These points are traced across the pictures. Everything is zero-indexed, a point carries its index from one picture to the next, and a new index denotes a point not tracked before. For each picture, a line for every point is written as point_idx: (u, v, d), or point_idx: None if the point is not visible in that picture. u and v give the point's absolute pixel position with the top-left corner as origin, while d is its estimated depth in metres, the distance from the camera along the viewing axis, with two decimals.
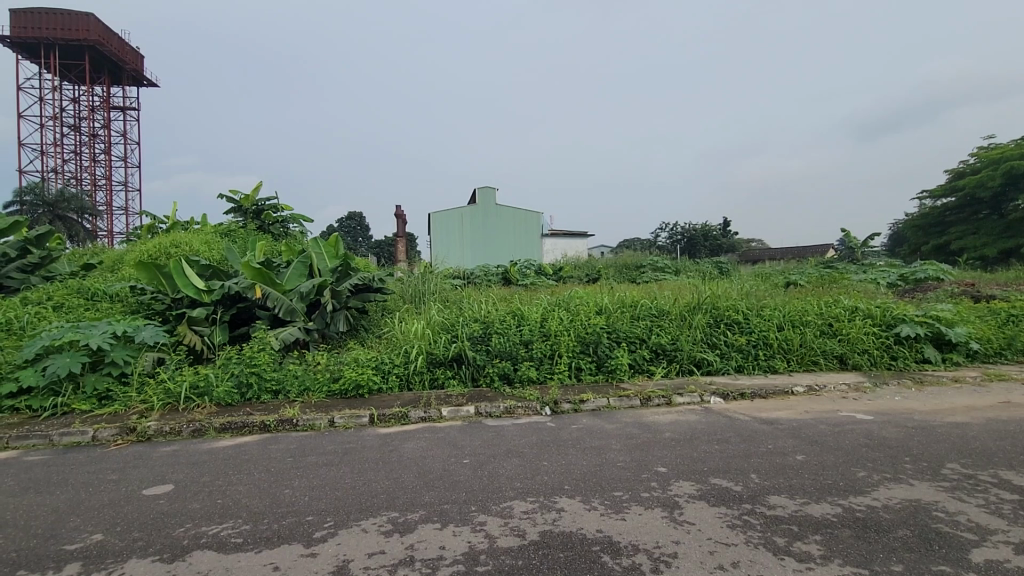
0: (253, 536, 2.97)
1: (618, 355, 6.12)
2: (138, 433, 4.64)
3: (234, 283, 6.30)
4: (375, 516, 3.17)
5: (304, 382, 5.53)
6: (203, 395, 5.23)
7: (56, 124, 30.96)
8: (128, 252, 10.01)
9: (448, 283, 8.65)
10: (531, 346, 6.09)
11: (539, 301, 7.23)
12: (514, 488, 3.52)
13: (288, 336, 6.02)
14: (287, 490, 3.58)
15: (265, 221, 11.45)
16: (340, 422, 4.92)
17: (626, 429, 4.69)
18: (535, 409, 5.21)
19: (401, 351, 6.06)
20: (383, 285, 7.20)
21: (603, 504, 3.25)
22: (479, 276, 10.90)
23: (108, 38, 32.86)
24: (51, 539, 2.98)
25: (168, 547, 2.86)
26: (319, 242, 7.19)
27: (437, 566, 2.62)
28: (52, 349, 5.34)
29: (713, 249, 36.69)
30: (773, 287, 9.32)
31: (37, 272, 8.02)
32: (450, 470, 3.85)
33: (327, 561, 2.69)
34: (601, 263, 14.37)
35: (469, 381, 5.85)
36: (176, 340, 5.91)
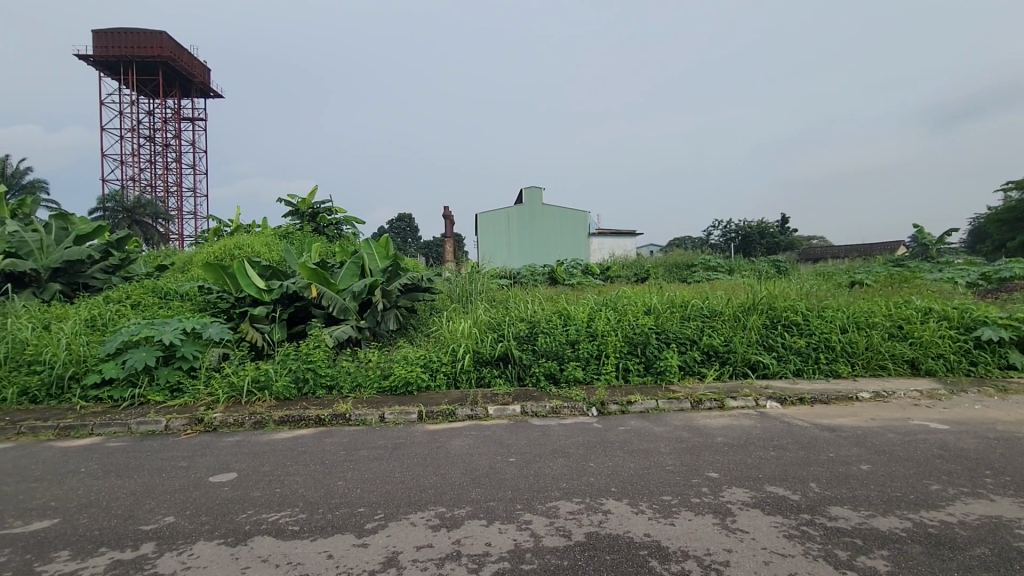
0: (309, 525, 3.10)
1: (668, 356, 5.98)
2: (205, 424, 4.94)
3: (292, 283, 6.57)
4: (424, 510, 3.25)
5: (357, 378, 5.71)
6: (264, 389, 5.50)
7: (134, 135, 33.45)
8: (197, 253, 10.69)
9: (495, 283, 8.71)
10: (578, 346, 6.04)
11: (587, 301, 7.14)
12: (561, 488, 3.51)
13: (341, 333, 6.25)
14: (341, 482, 3.72)
15: (320, 224, 11.93)
16: (390, 418, 5.06)
17: (676, 432, 4.58)
18: (582, 409, 5.18)
19: (448, 350, 6.15)
20: (432, 285, 7.34)
21: (652, 508, 3.19)
22: (526, 275, 10.93)
23: (179, 54, 35.06)
24: (130, 519, 3.22)
25: (232, 531, 3.03)
26: (371, 243, 7.41)
27: (483, 562, 2.65)
28: (131, 343, 5.77)
29: (771, 246, 35.14)
30: (837, 287, 8.82)
31: (118, 272, 8.69)
32: (496, 468, 3.89)
33: (377, 552, 2.77)
34: (651, 262, 14.10)
35: (516, 380, 5.88)
36: (240, 337, 6.25)
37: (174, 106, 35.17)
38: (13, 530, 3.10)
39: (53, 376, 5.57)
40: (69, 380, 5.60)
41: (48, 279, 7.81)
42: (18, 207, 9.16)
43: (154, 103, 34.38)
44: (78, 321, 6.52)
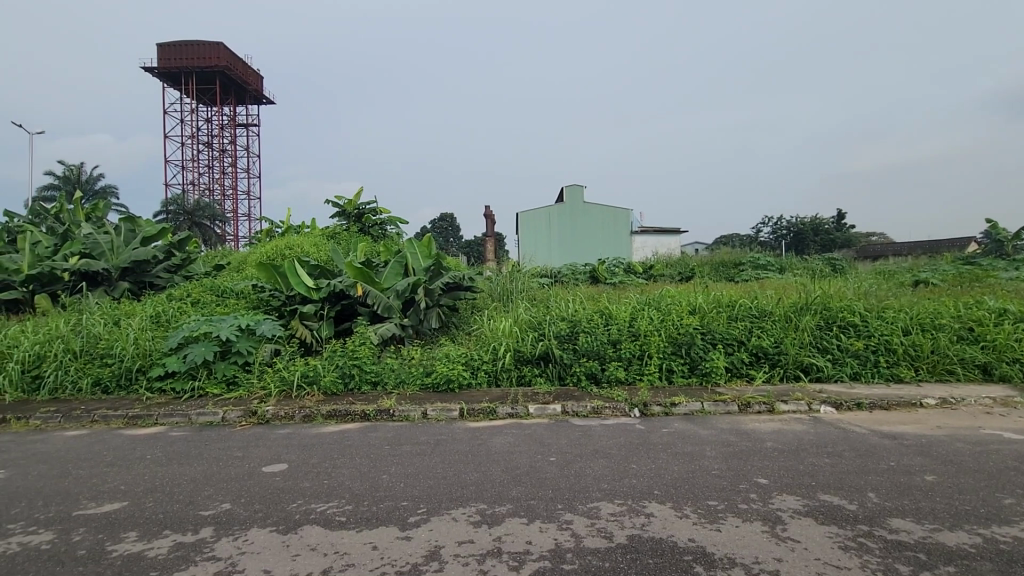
0: (355, 516, 3.20)
1: (714, 357, 5.82)
2: (259, 416, 5.18)
3: (339, 281, 6.78)
4: (465, 506, 3.29)
5: (400, 375, 5.85)
6: (313, 383, 5.71)
7: (193, 142, 35.40)
8: (251, 254, 11.21)
9: (535, 281, 8.71)
10: (620, 346, 5.96)
11: (629, 300, 7.02)
12: (602, 489, 3.48)
13: (385, 331, 6.40)
14: (385, 476, 3.82)
15: (365, 224, 12.26)
16: (432, 414, 5.15)
17: (722, 435, 4.45)
18: (623, 410, 5.11)
19: (489, 348, 6.19)
20: (474, 284, 7.42)
21: (697, 512, 3.11)
22: (567, 274, 10.87)
23: (233, 63, 36.75)
24: (191, 504, 3.42)
25: (284, 520, 3.16)
26: (414, 242, 7.54)
27: (524, 560, 2.66)
28: (191, 339, 6.11)
29: (824, 244, 33.56)
30: (898, 286, 8.34)
31: (179, 272, 9.20)
32: (537, 467, 3.89)
33: (420, 545, 2.83)
34: (696, 260, 13.76)
35: (556, 380, 5.87)
36: (290, 334, 6.50)
37: (229, 113, 36.90)
38: (88, 511, 3.35)
39: (122, 368, 5.97)
40: (136, 372, 5.99)
41: (118, 278, 8.38)
42: (92, 211, 9.87)
43: (211, 110, 36.19)
44: (144, 317, 6.97)
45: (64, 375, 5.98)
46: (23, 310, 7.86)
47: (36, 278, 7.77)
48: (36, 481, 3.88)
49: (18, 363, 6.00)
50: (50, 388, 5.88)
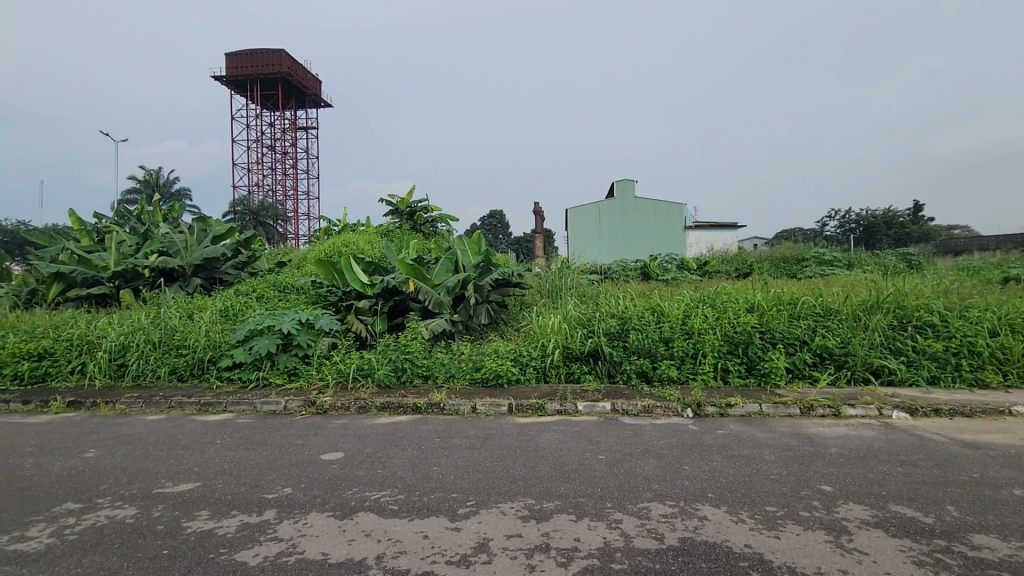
0: (407, 505, 3.29)
1: (773, 357, 5.57)
2: (318, 406, 5.43)
3: (392, 278, 6.98)
4: (513, 501, 3.32)
5: (451, 369, 5.97)
6: (368, 376, 5.92)
7: (257, 146, 37.42)
8: (311, 251, 11.72)
9: (585, 277, 8.62)
10: (672, 344, 5.81)
11: (682, 298, 6.82)
12: (653, 489, 3.41)
13: (436, 327, 6.55)
14: (436, 467, 3.91)
15: (417, 222, 12.55)
16: (481, 409, 5.22)
17: (782, 439, 4.25)
18: (676, 410, 4.99)
19: (538, 345, 6.21)
20: (523, 280, 7.44)
21: (754, 518, 3.00)
22: (617, 270, 10.70)
23: (294, 69, 38.43)
24: (256, 487, 3.63)
25: (340, 506, 3.30)
26: (464, 239, 7.63)
27: (572, 557, 2.65)
28: (256, 332, 6.47)
29: (898, 238, 31.34)
30: (985, 283, 7.67)
31: (246, 268, 9.76)
32: (585, 464, 3.87)
33: (469, 537, 2.87)
34: (755, 256, 13.21)
35: (606, 377, 5.80)
36: (347, 328, 6.75)
37: (289, 116, 38.66)
38: (166, 489, 3.63)
39: (196, 358, 6.41)
40: (208, 362, 6.41)
41: (191, 274, 8.99)
42: (168, 212, 10.60)
43: (273, 114, 38.03)
44: (215, 311, 7.44)
45: (145, 364, 6.49)
46: (110, 304, 8.58)
47: (120, 274, 8.45)
48: (122, 460, 4.23)
49: (106, 351, 6.56)
50: (133, 374, 6.41)
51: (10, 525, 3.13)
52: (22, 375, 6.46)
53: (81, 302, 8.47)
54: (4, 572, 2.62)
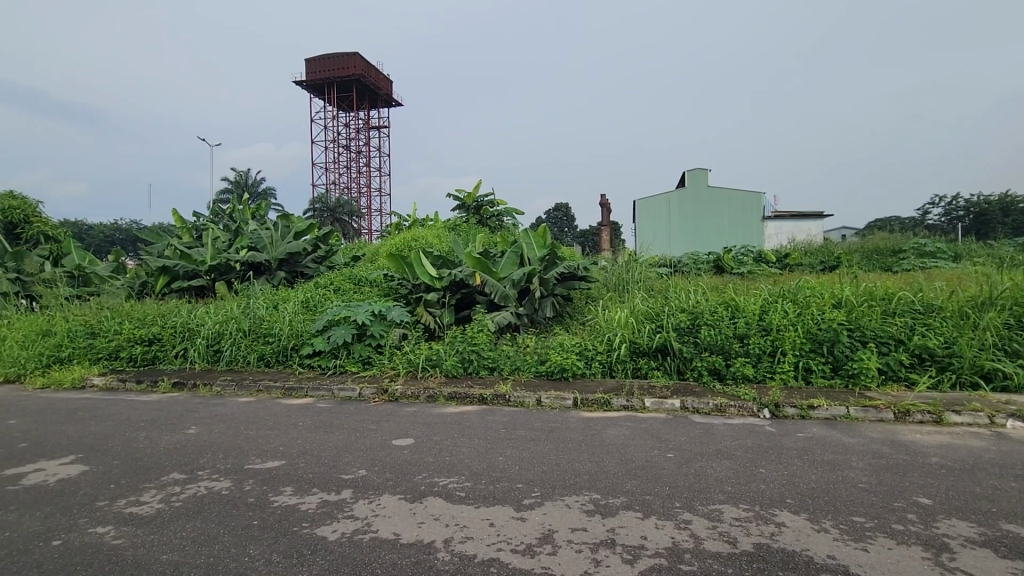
0: (474, 493, 3.38)
1: (863, 357, 5.16)
2: (390, 394, 5.69)
3: (459, 271, 7.14)
4: (579, 494, 3.31)
5: (516, 362, 6.03)
6: (436, 366, 6.12)
7: (333, 146, 39.49)
8: (383, 245, 12.24)
9: (653, 271, 8.39)
10: (748, 341, 5.53)
11: (759, 292, 6.47)
12: (725, 491, 3.28)
13: (502, 320, 6.63)
14: (501, 457, 3.97)
15: (484, 216, 12.76)
16: (546, 401, 5.24)
17: (872, 445, 3.94)
18: (751, 410, 4.76)
19: (604, 338, 6.12)
20: (589, 274, 7.37)
21: (839, 527, 2.81)
22: (687, 263, 10.33)
23: (367, 71, 40.05)
24: (334, 468, 3.86)
25: (411, 489, 3.45)
26: (530, 233, 7.62)
27: (639, 555, 2.61)
28: (334, 322, 6.86)
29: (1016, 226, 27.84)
30: None
31: (324, 262, 10.38)
32: (653, 462, 3.78)
33: (534, 528, 2.90)
34: (844, 248, 12.26)
35: (675, 374, 5.64)
36: (416, 319, 6.98)
37: (362, 116, 40.38)
38: (255, 465, 3.95)
39: (280, 346, 6.90)
40: (291, 350, 6.89)
41: (276, 268, 9.68)
42: (256, 210, 11.44)
43: (347, 116, 39.97)
44: (297, 302, 7.96)
45: (237, 350, 7.09)
46: (207, 295, 9.43)
47: (216, 267, 9.24)
48: (218, 437, 4.66)
49: (204, 338, 7.23)
50: (227, 360, 7.02)
51: (128, 490, 3.54)
52: (136, 357, 7.27)
53: (183, 293, 9.37)
54: (124, 531, 2.98)
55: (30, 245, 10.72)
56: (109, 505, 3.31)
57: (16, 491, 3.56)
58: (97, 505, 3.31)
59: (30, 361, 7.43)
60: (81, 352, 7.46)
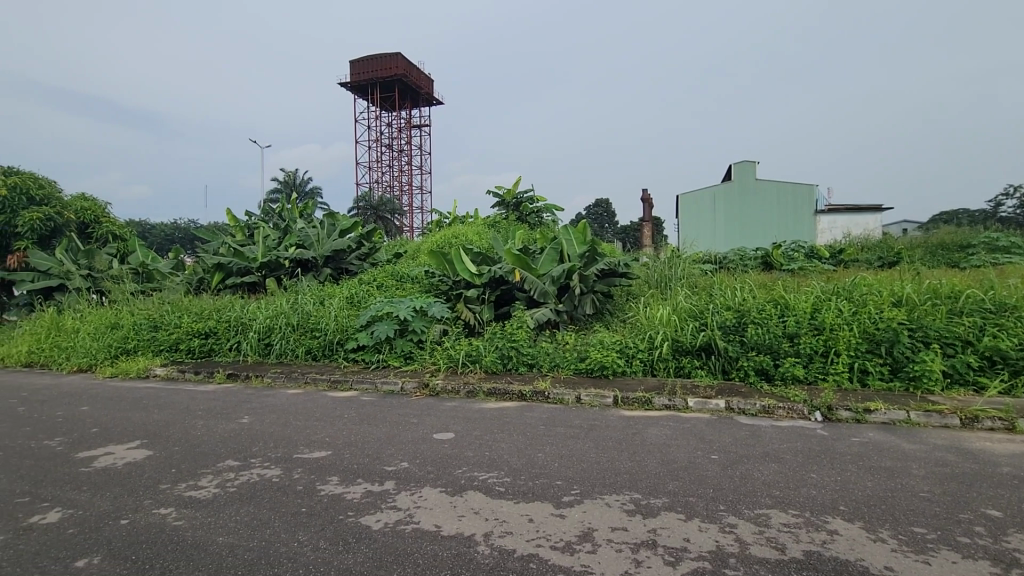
0: (513, 488, 3.40)
1: (926, 358, 4.87)
2: (431, 388, 5.80)
3: (499, 267, 7.17)
4: (619, 494, 3.28)
5: (555, 359, 6.03)
6: (476, 362, 6.19)
7: (376, 145, 40.43)
8: (424, 242, 12.44)
9: (697, 267, 8.17)
10: (798, 340, 5.32)
11: (811, 289, 6.19)
12: (773, 496, 3.17)
13: (541, 316, 6.63)
14: (540, 454, 3.98)
15: (523, 213, 12.78)
16: (586, 399, 5.21)
17: (936, 453, 3.71)
18: (801, 412, 4.58)
19: (645, 336, 6.02)
20: (630, 271, 7.27)
21: (897, 538, 2.66)
22: (733, 259, 10.00)
23: (409, 70, 40.71)
24: (377, 460, 3.97)
25: (451, 483, 3.50)
26: (570, 229, 7.56)
27: (681, 557, 2.56)
28: (377, 317, 7.04)
29: None
30: None
31: (367, 260, 10.67)
32: (696, 463, 3.70)
33: (574, 525, 2.89)
34: (905, 243, 11.57)
35: (720, 373, 5.48)
36: (456, 316, 7.08)
37: (403, 115, 41.07)
38: (303, 455, 4.11)
39: (327, 340, 7.15)
40: (336, 344, 7.13)
41: (322, 264, 10.02)
42: (304, 209, 11.85)
43: (389, 116, 40.80)
44: (342, 298, 8.21)
45: (286, 344, 7.39)
46: (258, 291, 9.86)
47: (266, 265, 9.64)
48: (268, 427, 4.88)
49: (256, 331, 7.57)
50: (277, 353, 7.34)
51: (188, 474, 3.76)
52: (194, 349, 7.70)
53: (236, 289, 9.83)
54: (184, 513, 3.16)
55: (101, 243, 11.51)
56: (171, 488, 3.53)
57: (89, 473, 3.84)
58: (161, 488, 3.53)
59: (100, 351, 8.00)
60: (145, 344, 7.96)
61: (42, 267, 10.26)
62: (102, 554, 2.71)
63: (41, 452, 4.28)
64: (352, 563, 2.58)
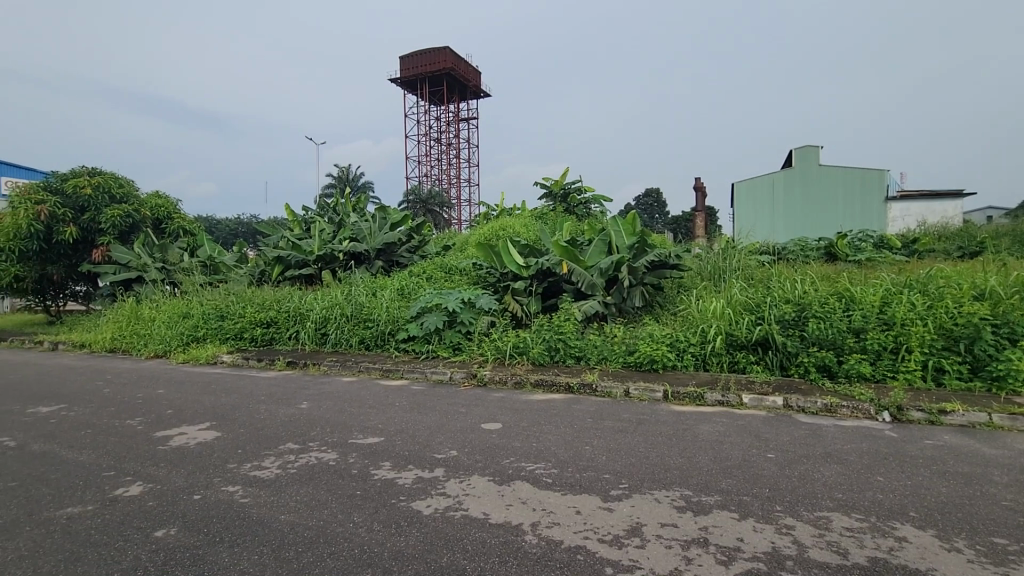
0: (560, 480, 3.41)
1: (1012, 357, 4.48)
2: (479, 378, 5.89)
3: (546, 260, 7.15)
4: (669, 489, 3.22)
5: (603, 352, 5.96)
6: (523, 354, 6.22)
7: (425, 140, 41.13)
8: (472, 235, 12.57)
9: (754, 259, 7.85)
10: (865, 336, 5.02)
11: (880, 281, 5.82)
12: (835, 498, 3.03)
13: (589, 308, 6.57)
14: (588, 447, 3.96)
15: (571, 204, 12.68)
16: (635, 393, 5.14)
17: (1022, 459, 3.41)
18: (867, 412, 4.33)
19: (697, 330, 5.85)
20: (681, 262, 7.07)
21: (974, 548, 2.48)
22: (793, 250, 9.53)
23: (457, 64, 41.04)
24: (427, 447, 4.08)
25: (499, 472, 3.55)
26: (618, 220, 7.42)
27: (734, 557, 2.49)
28: (427, 309, 7.21)
29: None
30: None
31: (417, 252, 10.92)
32: (751, 462, 3.57)
33: (622, 519, 2.87)
34: (990, 231, 10.64)
35: (777, 369, 5.25)
36: (504, 307, 7.12)
37: (450, 108, 41.42)
38: (358, 440, 4.28)
39: (379, 330, 7.39)
40: (388, 334, 7.36)
41: (375, 257, 10.35)
42: (356, 203, 12.21)
43: (438, 110, 41.35)
44: (393, 290, 8.44)
45: (341, 334, 7.70)
46: (315, 282, 10.29)
47: (322, 258, 10.06)
48: (325, 412, 5.11)
49: (313, 322, 7.92)
50: (333, 342, 7.67)
51: (253, 455, 4.01)
52: (257, 338, 8.15)
53: (294, 281, 10.26)
54: (249, 491, 3.37)
55: (173, 238, 12.34)
56: (238, 468, 3.77)
57: (165, 450, 4.17)
58: (229, 467, 3.78)
59: (174, 339, 8.62)
60: (213, 332, 8.50)
61: (122, 261, 11.14)
62: (177, 526, 2.94)
63: (124, 430, 4.68)
64: (404, 545, 2.67)
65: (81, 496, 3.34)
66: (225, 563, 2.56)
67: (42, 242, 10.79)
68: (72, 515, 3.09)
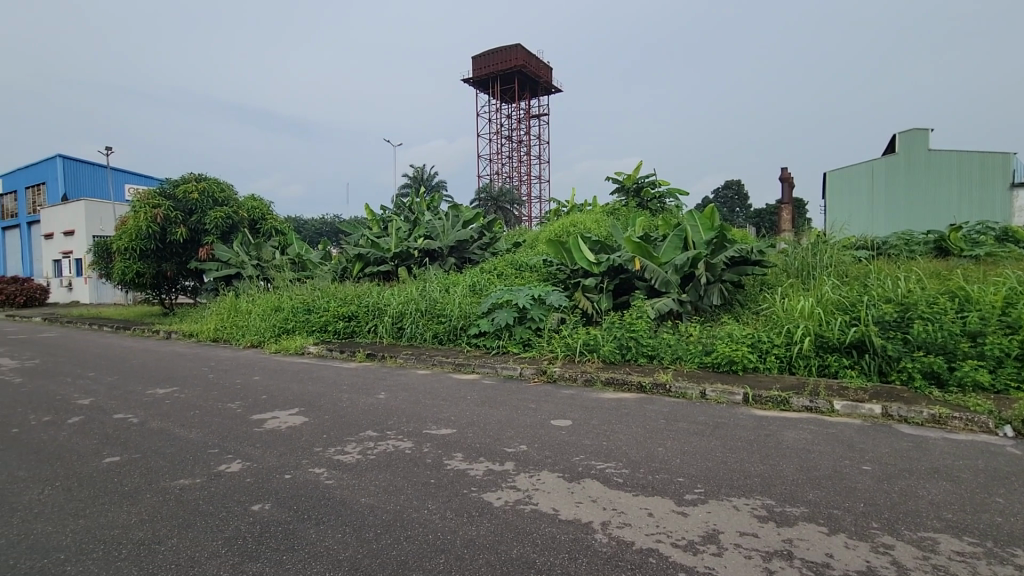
0: (632, 480, 3.35)
1: None
2: (549, 375, 5.90)
3: (618, 257, 7.02)
4: (749, 497, 3.07)
5: (677, 351, 5.76)
6: (594, 351, 6.16)
7: (496, 139, 41.67)
8: (542, 231, 12.60)
9: (849, 254, 7.24)
10: (982, 340, 4.49)
11: (1002, 280, 5.18)
12: (943, 518, 2.74)
13: (663, 306, 6.35)
14: (661, 449, 3.85)
15: (644, 198, 12.34)
16: (712, 395, 4.93)
17: None
18: (984, 425, 3.88)
19: (783, 330, 5.50)
20: (764, 259, 6.68)
21: None
22: (894, 245, 8.68)
23: (528, 61, 41.14)
24: (498, 441, 4.16)
25: (569, 469, 3.55)
26: (695, 214, 7.13)
27: (822, 573, 2.33)
28: (497, 305, 7.32)
29: None
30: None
31: (488, 250, 11.12)
32: (843, 473, 3.31)
33: (697, 525, 2.78)
34: None
35: (875, 374, 4.82)
36: (574, 304, 7.07)
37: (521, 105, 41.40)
38: (432, 431, 4.45)
39: (452, 326, 7.63)
40: (460, 329, 7.57)
41: (447, 254, 10.67)
42: (431, 203, 12.63)
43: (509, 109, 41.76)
44: (465, 286, 8.65)
45: (416, 328, 8.02)
46: (391, 278, 10.78)
47: (399, 255, 10.53)
48: (401, 403, 5.36)
49: (390, 316, 8.31)
50: (408, 337, 8.00)
51: (336, 440, 4.28)
52: (340, 330, 8.69)
53: (373, 277, 10.81)
54: (333, 474, 3.62)
55: (266, 237, 13.41)
56: (323, 451, 4.05)
57: (261, 432, 4.56)
58: (315, 450, 4.07)
59: (267, 330, 9.39)
60: (301, 324, 9.16)
61: (224, 259, 12.27)
62: (271, 502, 3.21)
63: (226, 412, 5.17)
64: (475, 535, 2.75)
65: (191, 470, 3.74)
66: (313, 538, 2.76)
67: (158, 242, 12.17)
68: (183, 486, 3.47)
